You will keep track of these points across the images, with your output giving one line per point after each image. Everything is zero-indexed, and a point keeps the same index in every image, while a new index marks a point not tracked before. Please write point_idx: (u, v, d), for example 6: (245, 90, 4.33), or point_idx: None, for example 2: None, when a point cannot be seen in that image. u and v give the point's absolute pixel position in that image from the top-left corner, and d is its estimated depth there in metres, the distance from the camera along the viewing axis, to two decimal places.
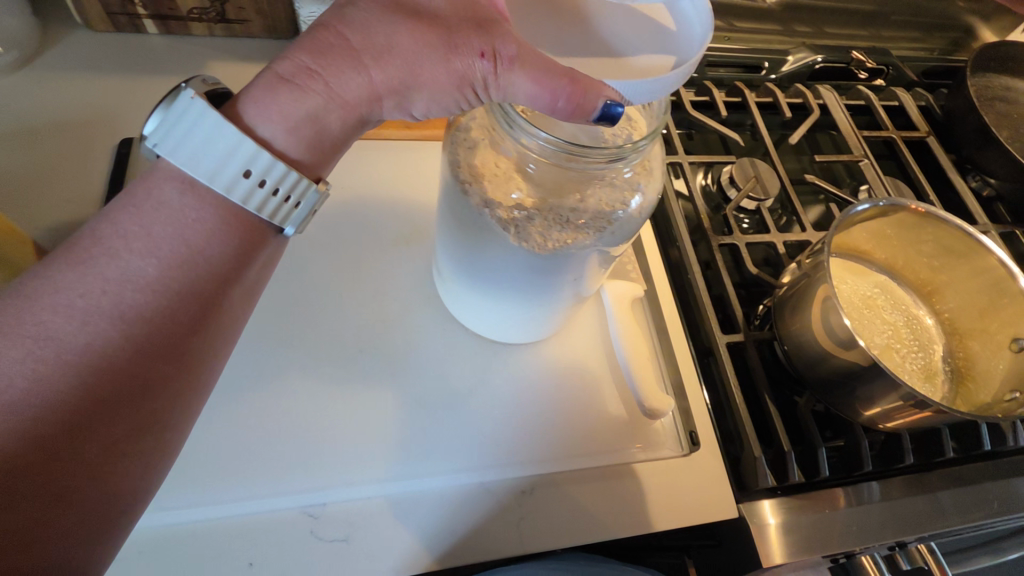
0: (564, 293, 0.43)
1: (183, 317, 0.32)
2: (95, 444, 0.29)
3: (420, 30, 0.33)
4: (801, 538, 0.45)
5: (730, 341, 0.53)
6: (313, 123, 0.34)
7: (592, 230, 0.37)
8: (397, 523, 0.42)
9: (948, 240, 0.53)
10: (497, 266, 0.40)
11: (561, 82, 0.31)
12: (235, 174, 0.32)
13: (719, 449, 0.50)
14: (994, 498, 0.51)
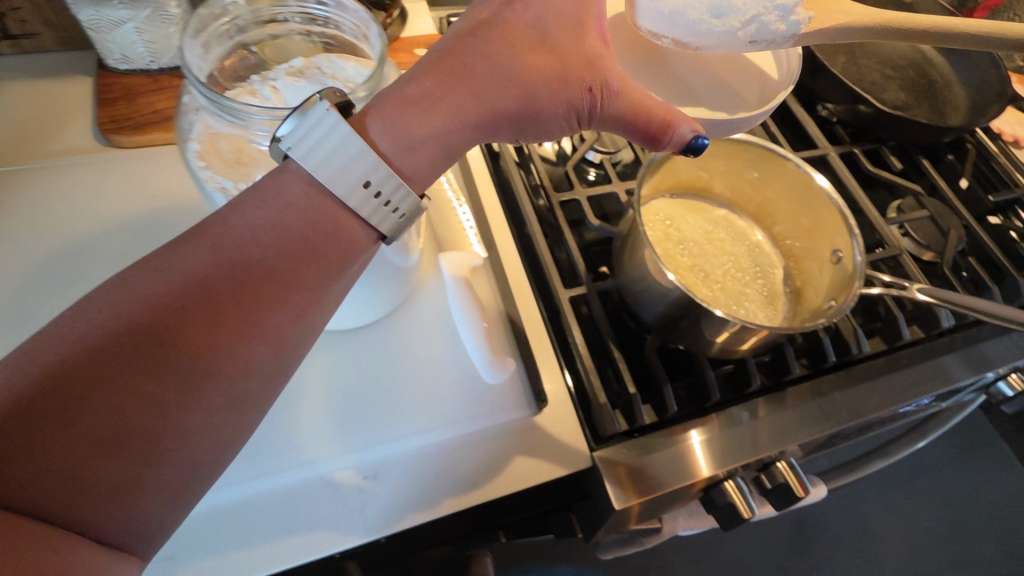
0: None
1: (213, 306, 0.31)
2: (163, 395, 0.29)
3: (536, 59, 0.37)
4: (653, 475, 0.46)
5: (573, 295, 0.53)
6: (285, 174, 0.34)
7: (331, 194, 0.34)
8: (268, 521, 0.41)
9: (768, 166, 0.54)
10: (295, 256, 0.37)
11: (667, 118, 0.38)
12: (353, 183, 0.34)
13: (572, 402, 0.50)
14: (842, 406, 0.53)
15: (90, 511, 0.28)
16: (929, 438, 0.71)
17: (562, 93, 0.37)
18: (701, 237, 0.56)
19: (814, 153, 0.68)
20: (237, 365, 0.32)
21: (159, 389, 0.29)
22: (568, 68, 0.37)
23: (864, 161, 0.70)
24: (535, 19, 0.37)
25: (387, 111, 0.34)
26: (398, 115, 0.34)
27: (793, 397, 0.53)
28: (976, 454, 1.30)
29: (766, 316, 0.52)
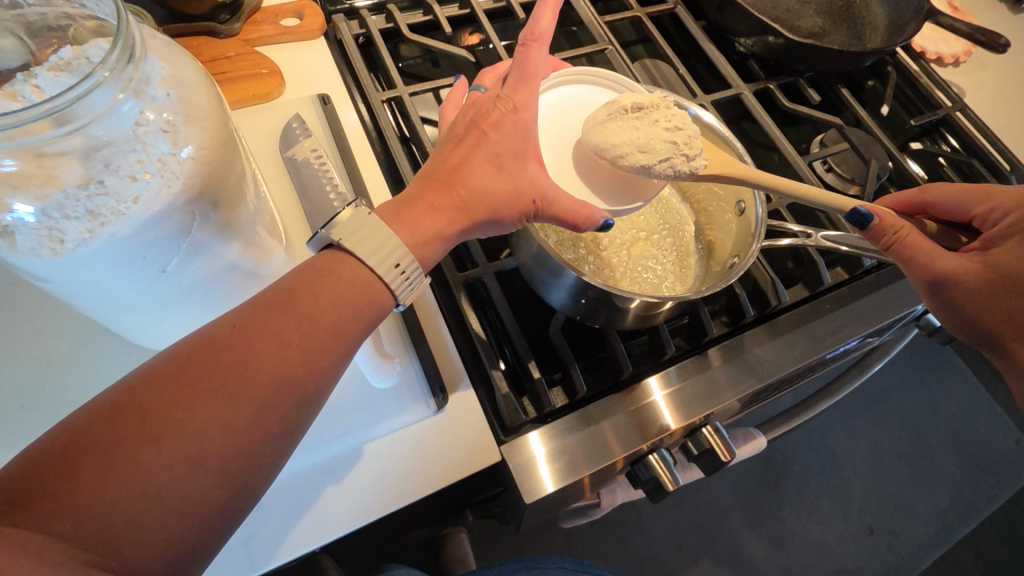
0: (184, 275, 0.34)
1: (288, 328, 0.30)
2: (227, 408, 0.27)
3: (495, 174, 0.38)
4: (562, 463, 0.43)
5: (466, 280, 0.48)
6: (407, 221, 0.35)
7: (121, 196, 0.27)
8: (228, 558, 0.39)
9: None
10: (96, 284, 0.30)
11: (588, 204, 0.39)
12: (384, 265, 0.33)
13: (476, 393, 0.46)
14: (763, 362, 0.51)
15: (146, 529, 0.25)
16: (872, 371, 0.67)
17: (513, 208, 0.38)
18: None
19: (728, 93, 0.64)
20: (322, 378, 0.31)
21: (238, 417, 0.28)
22: (515, 179, 0.38)
23: (781, 96, 0.66)
24: (496, 144, 0.39)
25: (405, 219, 0.35)
26: (399, 220, 0.35)
27: (712, 356, 0.51)
28: (929, 370, 1.32)
29: (673, 283, 0.49)
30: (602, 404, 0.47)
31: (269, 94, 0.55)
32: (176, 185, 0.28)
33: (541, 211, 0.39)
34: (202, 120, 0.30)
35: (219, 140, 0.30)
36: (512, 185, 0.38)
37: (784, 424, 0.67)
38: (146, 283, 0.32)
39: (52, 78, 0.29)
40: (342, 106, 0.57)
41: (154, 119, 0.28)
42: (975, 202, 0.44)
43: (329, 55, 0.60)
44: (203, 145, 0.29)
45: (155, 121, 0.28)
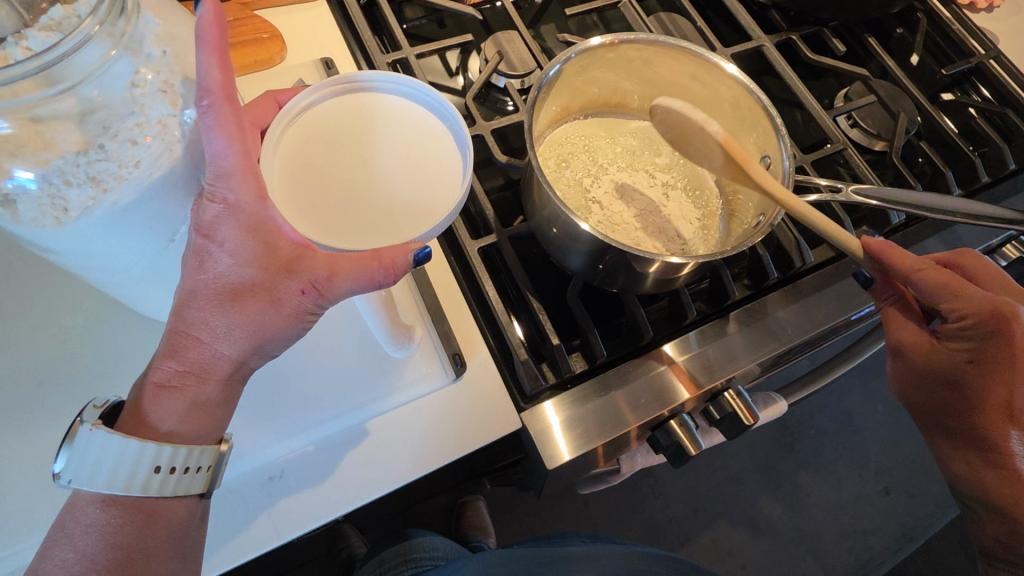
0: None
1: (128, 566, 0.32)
2: None
3: (241, 302, 0.31)
4: (581, 430, 0.43)
5: (480, 247, 0.47)
6: (180, 357, 0.33)
7: (125, 158, 0.26)
8: (250, 522, 0.39)
9: (692, 69, 0.48)
10: (105, 254, 0.30)
11: (370, 269, 0.31)
12: (144, 472, 0.32)
13: (494, 360, 0.46)
14: (787, 325, 0.50)
15: None
16: None
17: (284, 320, 0.32)
18: (624, 155, 0.52)
19: (749, 46, 0.60)
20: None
21: None
22: (269, 276, 0.31)
23: (803, 48, 0.63)
24: (253, 250, 0.31)
25: (147, 400, 0.33)
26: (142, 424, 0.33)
27: (735, 320, 0.49)
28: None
29: (696, 243, 0.48)
30: (622, 370, 0.46)
31: (271, 60, 0.53)
32: (180, 146, 0.28)
33: (323, 298, 0.32)
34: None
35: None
36: (264, 294, 0.31)
37: (804, 387, 0.66)
38: (156, 253, 0.32)
39: (43, 37, 0.28)
40: (347, 69, 0.55)
41: (150, 79, 0.27)
42: (944, 295, 0.38)
43: (330, 17, 0.58)
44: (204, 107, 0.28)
45: (152, 82, 0.27)
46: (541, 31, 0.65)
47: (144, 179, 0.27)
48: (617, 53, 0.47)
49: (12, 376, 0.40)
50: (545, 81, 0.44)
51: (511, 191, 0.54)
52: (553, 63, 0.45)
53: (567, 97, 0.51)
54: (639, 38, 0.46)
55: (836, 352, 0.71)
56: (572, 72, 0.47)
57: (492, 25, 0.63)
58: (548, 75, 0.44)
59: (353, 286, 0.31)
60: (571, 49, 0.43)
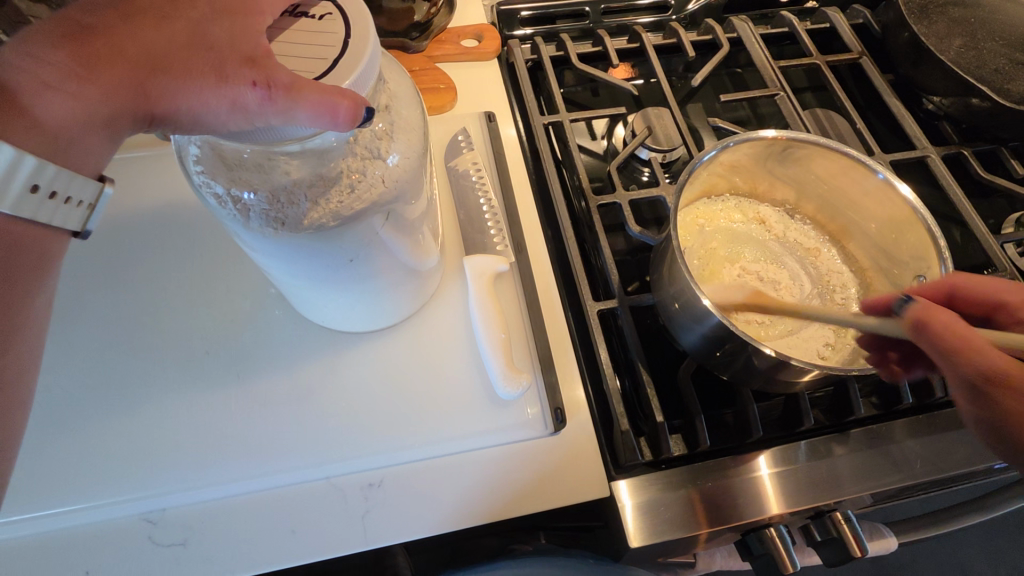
0: (361, 267, 0.37)
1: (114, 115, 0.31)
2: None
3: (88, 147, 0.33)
4: (676, 516, 0.42)
5: (601, 309, 0.48)
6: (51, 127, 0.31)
7: (338, 191, 0.31)
8: (340, 521, 0.41)
9: (850, 172, 0.47)
10: (291, 255, 0.34)
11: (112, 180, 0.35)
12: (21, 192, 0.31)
13: (593, 424, 0.46)
14: (916, 459, 0.45)
15: None
16: None
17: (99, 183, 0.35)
18: (760, 244, 0.51)
19: (911, 154, 0.58)
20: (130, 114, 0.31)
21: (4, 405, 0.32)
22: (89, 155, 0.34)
23: (975, 164, 0.59)
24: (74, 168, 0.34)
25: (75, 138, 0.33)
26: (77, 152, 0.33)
27: (855, 439, 0.46)
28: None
29: (823, 354, 0.46)
30: (721, 463, 0.44)
31: (442, 108, 0.60)
32: (380, 186, 0.32)
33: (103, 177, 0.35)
34: (406, 135, 0.34)
35: (417, 151, 0.35)
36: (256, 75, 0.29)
37: (921, 528, 0.59)
38: (335, 268, 0.36)
39: None
40: (506, 123, 0.60)
41: (373, 127, 0.32)
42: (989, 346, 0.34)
43: (499, 76, 0.64)
44: (406, 154, 0.34)
45: (373, 130, 0.32)
46: (689, 111, 0.67)
47: (347, 210, 0.31)
48: (776, 148, 0.47)
49: (188, 342, 0.47)
50: (698, 165, 0.45)
51: (636, 259, 0.54)
52: (707, 149, 0.45)
53: (713, 178, 0.51)
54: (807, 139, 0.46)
55: (970, 498, 0.63)
56: (728, 157, 0.48)
57: (644, 100, 0.66)
58: (702, 159, 0.45)
59: (310, 113, 0.27)
60: (731, 140, 0.44)
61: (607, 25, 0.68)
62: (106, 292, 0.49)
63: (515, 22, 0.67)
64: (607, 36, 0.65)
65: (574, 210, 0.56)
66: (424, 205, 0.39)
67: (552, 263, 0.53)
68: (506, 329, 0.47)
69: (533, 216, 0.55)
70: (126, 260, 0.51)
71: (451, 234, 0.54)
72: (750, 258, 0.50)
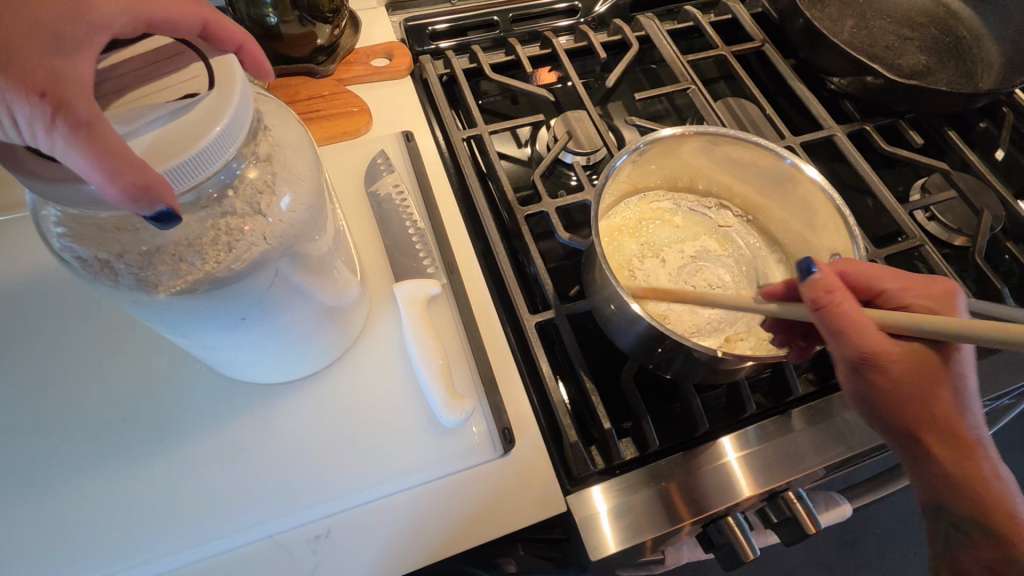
0: (262, 324, 0.35)
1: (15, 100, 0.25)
2: None
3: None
4: (635, 519, 0.41)
5: (538, 322, 0.48)
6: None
7: (223, 245, 0.29)
8: None
9: (760, 159, 0.48)
10: (190, 311, 0.31)
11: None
12: None
13: (543, 439, 0.45)
14: (857, 428, 0.47)
15: None
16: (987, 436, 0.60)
17: None
18: (688, 237, 0.52)
19: (819, 134, 0.60)
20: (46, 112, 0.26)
21: None
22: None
23: (878, 138, 0.62)
24: None
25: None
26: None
27: (799, 417, 0.47)
28: (1019, 446, 1.21)
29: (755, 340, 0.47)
30: (674, 460, 0.44)
31: (357, 131, 0.58)
32: (277, 233, 0.31)
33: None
34: (293, 179, 0.33)
35: (310, 194, 0.33)
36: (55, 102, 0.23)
37: (873, 489, 0.62)
38: (225, 329, 0.34)
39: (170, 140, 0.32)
40: (426, 141, 0.59)
41: (251, 178, 0.31)
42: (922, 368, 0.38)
43: (414, 93, 0.63)
44: (296, 196, 0.33)
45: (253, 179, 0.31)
46: (609, 111, 0.67)
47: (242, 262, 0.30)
48: (689, 142, 0.48)
49: (106, 411, 0.44)
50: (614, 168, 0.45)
51: (570, 265, 0.54)
52: (619, 153, 0.45)
53: (633, 178, 0.51)
54: (717, 132, 0.47)
55: None
56: (642, 157, 0.48)
57: (563, 104, 0.66)
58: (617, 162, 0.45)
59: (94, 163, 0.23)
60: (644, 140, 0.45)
61: (518, 33, 0.68)
62: (7, 369, 0.45)
63: (424, 37, 0.65)
64: (519, 44, 0.65)
65: (503, 222, 0.55)
66: (330, 239, 0.38)
67: (486, 279, 0.52)
68: (443, 354, 0.46)
69: (462, 233, 0.54)
70: (26, 331, 0.47)
71: (367, 260, 0.51)
72: (680, 252, 0.50)
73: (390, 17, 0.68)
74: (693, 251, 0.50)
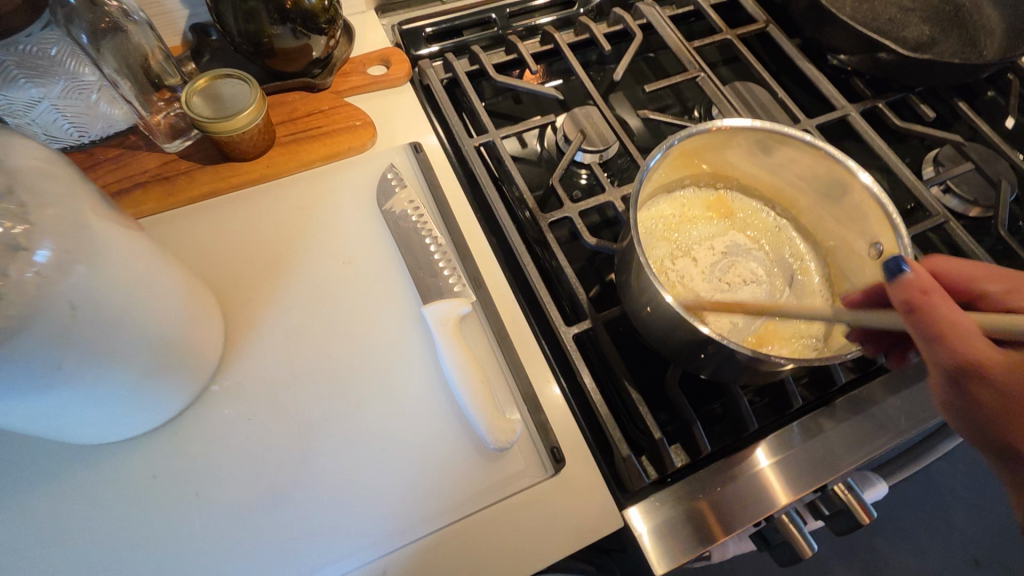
0: (68, 382, 0.32)
1: None
2: None
3: None
4: (696, 528, 0.41)
5: (576, 334, 0.46)
6: None
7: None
8: None
9: (788, 150, 0.47)
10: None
11: None
12: None
13: (592, 454, 0.44)
14: (899, 414, 0.47)
15: None
16: None
17: None
18: (716, 232, 0.51)
19: (832, 115, 0.59)
20: None
21: None
22: None
23: (890, 115, 0.61)
24: None
25: None
26: None
27: (843, 408, 0.47)
28: None
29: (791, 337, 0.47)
30: (725, 465, 0.44)
31: (363, 146, 0.55)
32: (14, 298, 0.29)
33: None
34: (63, 233, 0.30)
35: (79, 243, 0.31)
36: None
37: (906, 465, 0.62)
38: None
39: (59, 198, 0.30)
40: (435, 151, 0.56)
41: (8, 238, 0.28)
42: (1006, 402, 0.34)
43: (416, 100, 0.60)
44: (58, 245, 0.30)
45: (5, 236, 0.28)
46: (616, 104, 0.65)
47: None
48: (717, 137, 0.46)
49: (131, 469, 0.41)
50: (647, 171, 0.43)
51: (598, 270, 0.53)
52: (651, 153, 0.43)
53: (660, 175, 0.49)
54: (748, 126, 0.45)
55: None
56: (671, 156, 0.46)
57: (568, 101, 0.64)
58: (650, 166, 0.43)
59: None
60: (676, 140, 0.42)
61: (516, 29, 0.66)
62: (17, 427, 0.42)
63: (420, 40, 0.62)
64: (520, 42, 0.63)
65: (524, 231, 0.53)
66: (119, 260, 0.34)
67: (514, 292, 0.50)
68: (484, 376, 0.44)
69: (484, 245, 0.52)
70: None
71: (380, 284, 0.49)
72: (710, 249, 0.49)
73: (381, 20, 0.65)
74: (723, 247, 0.49)
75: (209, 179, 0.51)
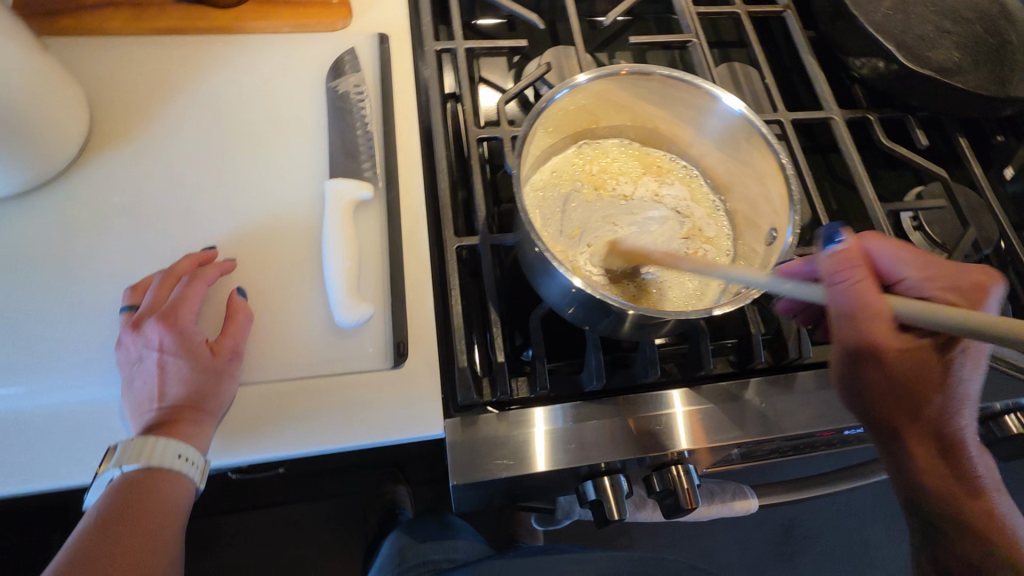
0: None
1: None
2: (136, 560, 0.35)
3: None
4: (507, 453, 0.41)
5: (460, 246, 0.46)
6: None
7: None
8: None
9: (726, 120, 0.45)
10: None
11: None
12: (170, 454, 0.37)
13: (438, 362, 0.45)
14: (760, 418, 0.45)
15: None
16: None
17: None
18: (640, 190, 0.49)
19: (816, 115, 0.56)
20: None
21: None
22: None
23: (880, 131, 0.57)
24: None
25: None
26: None
27: (707, 394, 0.45)
28: None
29: (668, 306, 0.44)
30: (561, 408, 0.43)
31: (333, 24, 0.56)
32: None
33: None
34: None
35: None
36: (193, 413, 0.38)
37: (788, 491, 0.60)
38: None
39: None
40: (400, 48, 0.56)
41: None
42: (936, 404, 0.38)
43: None
44: None
45: None
46: (607, 55, 0.64)
47: None
48: (650, 83, 0.44)
49: (16, 247, 0.44)
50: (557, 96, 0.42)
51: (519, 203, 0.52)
52: (561, 88, 0.42)
53: (591, 114, 0.48)
54: (680, 78, 0.43)
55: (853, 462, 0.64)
56: (595, 93, 0.45)
57: (559, 38, 0.63)
58: (561, 91, 0.42)
59: None
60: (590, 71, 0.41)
61: None
62: None
63: None
64: None
65: (459, 146, 0.53)
66: None
67: (425, 196, 0.50)
68: (357, 259, 0.45)
69: (413, 146, 0.52)
70: None
71: (299, 152, 0.50)
72: (622, 205, 0.48)
73: None
74: (639, 206, 0.48)
75: (176, 17, 0.53)
